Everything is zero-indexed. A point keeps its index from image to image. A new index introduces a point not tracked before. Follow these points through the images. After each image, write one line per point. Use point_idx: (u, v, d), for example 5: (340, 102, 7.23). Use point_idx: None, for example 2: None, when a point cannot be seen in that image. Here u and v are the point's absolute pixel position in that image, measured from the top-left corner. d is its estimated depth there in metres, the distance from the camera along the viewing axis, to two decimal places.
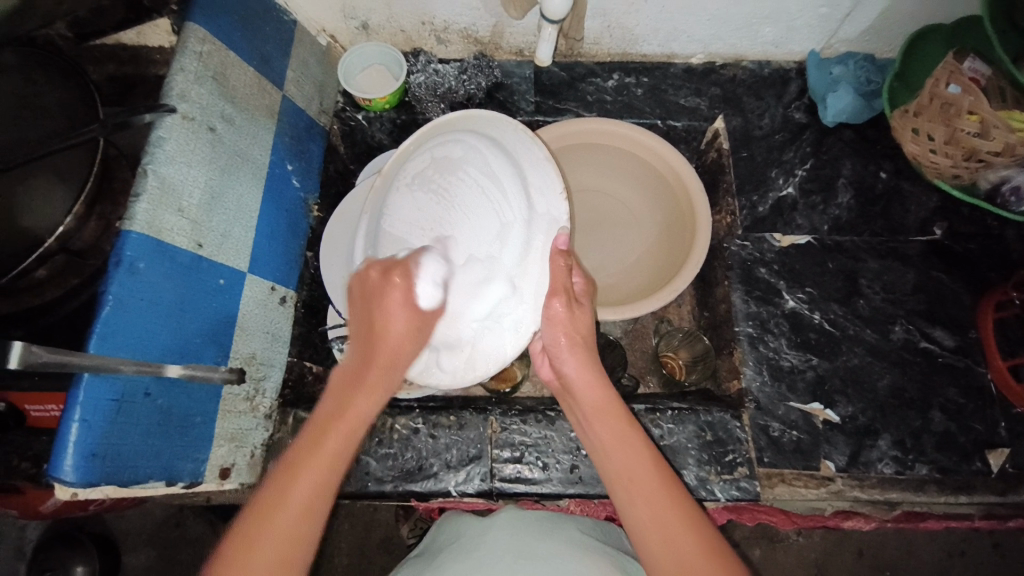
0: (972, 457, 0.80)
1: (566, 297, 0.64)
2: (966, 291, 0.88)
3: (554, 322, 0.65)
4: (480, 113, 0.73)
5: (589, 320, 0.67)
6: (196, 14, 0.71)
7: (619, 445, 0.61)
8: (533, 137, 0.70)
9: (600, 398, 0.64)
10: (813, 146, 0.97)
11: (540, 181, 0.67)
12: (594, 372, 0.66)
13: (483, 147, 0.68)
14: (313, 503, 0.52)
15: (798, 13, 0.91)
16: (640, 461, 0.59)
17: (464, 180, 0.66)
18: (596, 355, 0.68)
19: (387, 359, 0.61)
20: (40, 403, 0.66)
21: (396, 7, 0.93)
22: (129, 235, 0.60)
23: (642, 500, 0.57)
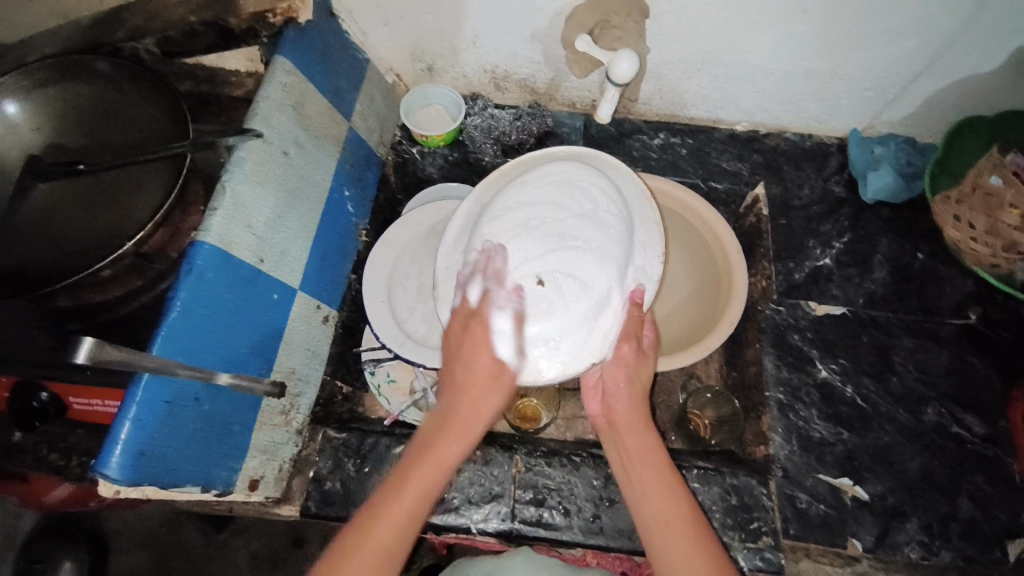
0: (993, 547, 0.78)
1: (634, 344, 0.69)
2: (998, 379, 0.87)
3: (619, 364, 0.69)
4: (607, 158, 0.77)
5: (650, 369, 0.71)
6: (284, 49, 0.78)
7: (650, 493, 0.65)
8: (647, 196, 0.74)
9: (640, 442, 0.68)
10: (851, 220, 1.00)
11: (643, 240, 0.71)
12: (635, 408, 0.69)
13: (603, 184, 0.71)
14: (396, 538, 0.60)
15: (842, 94, 0.95)
16: (679, 506, 0.64)
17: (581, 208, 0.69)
18: (644, 400, 0.71)
19: (468, 420, 0.66)
20: (86, 396, 0.67)
21: (461, 55, 0.98)
22: (201, 245, 0.63)
23: (677, 545, 0.61)
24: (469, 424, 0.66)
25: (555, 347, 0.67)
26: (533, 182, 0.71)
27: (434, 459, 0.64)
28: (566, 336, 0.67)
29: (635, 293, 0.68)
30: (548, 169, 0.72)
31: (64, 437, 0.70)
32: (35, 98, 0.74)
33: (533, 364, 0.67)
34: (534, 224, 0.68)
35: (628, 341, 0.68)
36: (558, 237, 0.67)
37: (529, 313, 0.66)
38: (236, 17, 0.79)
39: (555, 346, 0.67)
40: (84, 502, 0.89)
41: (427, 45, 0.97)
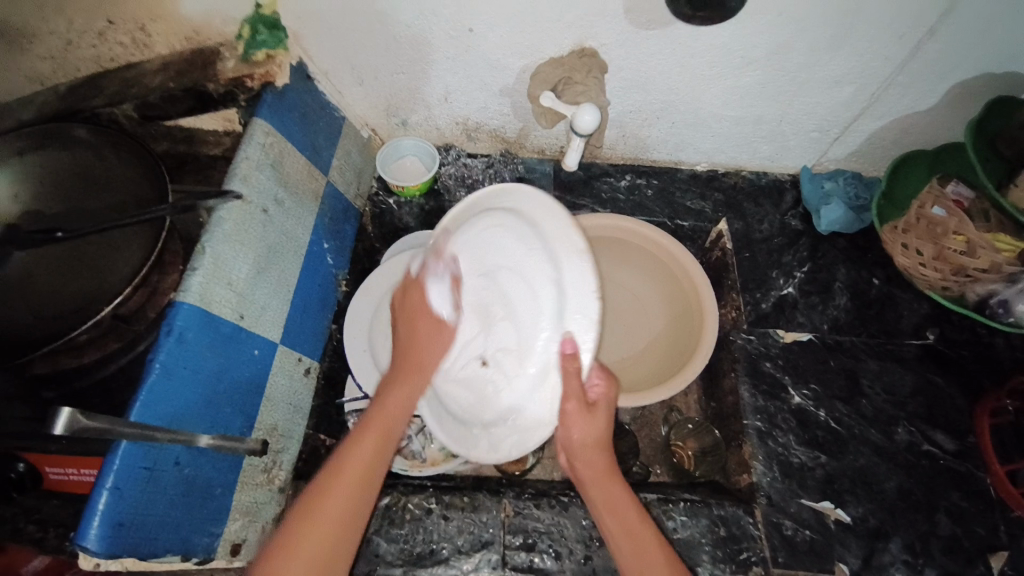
0: (976, 562, 0.81)
1: (580, 403, 0.65)
2: (960, 395, 0.92)
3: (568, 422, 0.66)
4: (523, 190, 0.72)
5: (604, 421, 0.68)
6: (263, 111, 0.80)
7: (632, 539, 0.65)
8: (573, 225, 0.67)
9: (615, 495, 0.68)
10: (809, 251, 1.06)
11: (572, 276, 0.65)
12: (603, 456, 0.69)
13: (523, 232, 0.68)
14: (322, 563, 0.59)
15: (791, 135, 1.03)
16: (631, 521, 0.66)
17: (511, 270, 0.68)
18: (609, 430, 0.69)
19: (388, 425, 0.68)
20: (60, 466, 0.66)
21: (434, 110, 1.03)
22: (182, 305, 0.64)
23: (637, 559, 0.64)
24: (388, 428, 0.68)
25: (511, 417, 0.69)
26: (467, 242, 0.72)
27: (347, 471, 0.63)
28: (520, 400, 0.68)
29: (566, 343, 0.64)
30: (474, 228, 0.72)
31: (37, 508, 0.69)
32: (14, 165, 0.75)
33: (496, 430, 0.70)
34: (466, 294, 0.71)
35: (574, 399, 0.65)
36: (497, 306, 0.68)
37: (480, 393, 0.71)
38: (214, 83, 0.84)
39: (513, 417, 0.69)
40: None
41: (401, 102, 1.02)
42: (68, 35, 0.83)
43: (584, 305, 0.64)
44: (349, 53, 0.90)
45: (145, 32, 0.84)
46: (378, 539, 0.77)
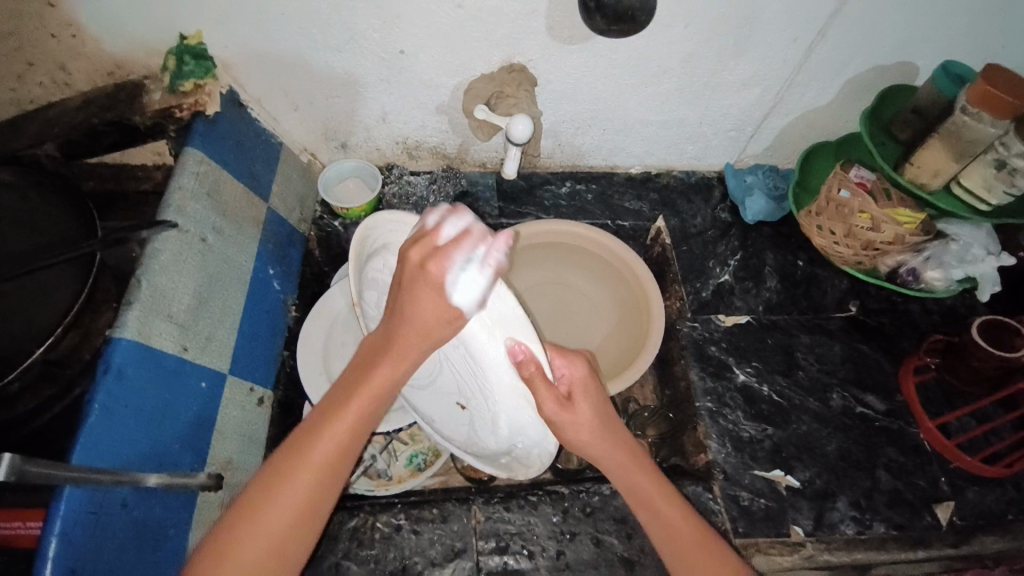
0: (922, 513, 0.87)
1: (558, 399, 0.63)
2: (885, 359, 1.01)
3: (576, 423, 0.66)
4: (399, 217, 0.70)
5: (590, 406, 0.68)
6: (194, 140, 0.80)
7: (651, 508, 0.69)
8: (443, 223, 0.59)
9: (631, 472, 0.69)
10: (740, 240, 1.13)
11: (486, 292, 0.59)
12: (606, 436, 0.69)
13: None
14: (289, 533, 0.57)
15: (712, 135, 1.11)
16: (652, 486, 0.69)
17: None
18: (606, 412, 0.70)
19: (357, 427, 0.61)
20: (8, 521, 0.66)
21: (374, 131, 1.04)
22: (119, 341, 0.62)
23: (666, 528, 0.68)
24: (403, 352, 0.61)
25: (519, 440, 0.67)
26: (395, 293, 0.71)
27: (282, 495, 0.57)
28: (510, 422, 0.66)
29: (514, 350, 0.59)
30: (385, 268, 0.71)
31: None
32: None
33: (517, 451, 0.69)
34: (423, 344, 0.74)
35: (547, 400, 0.62)
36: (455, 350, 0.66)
37: (477, 430, 0.73)
38: (141, 116, 0.82)
39: (519, 442, 0.68)
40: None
41: (339, 125, 1.02)
42: None
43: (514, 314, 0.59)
44: (282, 79, 0.91)
45: (66, 71, 0.83)
46: (348, 563, 0.75)
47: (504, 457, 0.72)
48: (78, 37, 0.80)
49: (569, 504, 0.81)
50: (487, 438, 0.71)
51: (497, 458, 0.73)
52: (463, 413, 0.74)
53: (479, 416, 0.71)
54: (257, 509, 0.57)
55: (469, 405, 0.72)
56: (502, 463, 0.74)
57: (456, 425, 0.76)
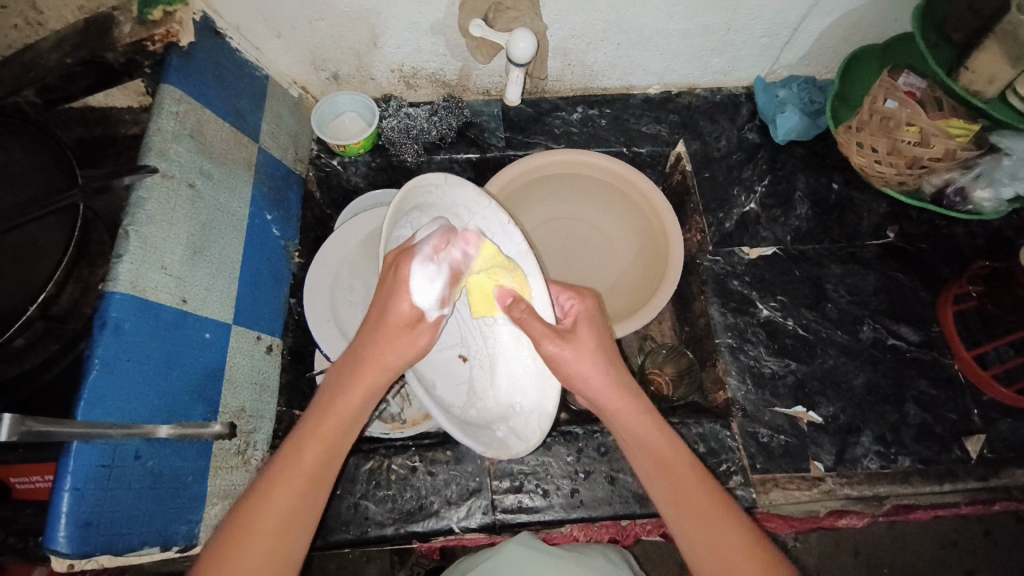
0: (951, 446, 0.85)
1: (558, 338, 0.56)
2: (923, 288, 0.94)
3: (580, 351, 0.59)
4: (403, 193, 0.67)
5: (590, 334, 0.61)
6: (170, 77, 0.74)
7: (648, 450, 0.61)
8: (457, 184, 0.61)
9: (637, 418, 0.62)
10: (768, 163, 1.04)
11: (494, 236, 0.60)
12: (618, 382, 0.61)
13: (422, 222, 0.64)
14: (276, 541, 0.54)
15: (740, 44, 0.98)
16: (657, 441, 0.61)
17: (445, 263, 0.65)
18: (620, 363, 0.63)
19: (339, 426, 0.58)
20: (25, 474, 0.71)
21: (365, 58, 0.96)
22: (113, 296, 0.60)
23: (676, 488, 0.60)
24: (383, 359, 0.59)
25: (517, 399, 0.62)
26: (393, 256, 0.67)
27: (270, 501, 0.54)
28: (514, 373, 0.62)
29: (502, 293, 0.56)
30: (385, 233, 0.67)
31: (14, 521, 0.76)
32: None
33: (515, 419, 0.64)
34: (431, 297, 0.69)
35: (545, 340, 0.56)
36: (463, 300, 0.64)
37: (475, 391, 0.67)
38: (113, 51, 0.76)
39: (518, 403, 0.63)
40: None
41: (327, 53, 0.94)
42: None
43: (514, 252, 0.58)
44: (256, 2, 0.82)
45: (36, 10, 0.77)
46: (366, 502, 0.77)
47: (500, 430, 0.65)
48: None
49: (584, 444, 0.81)
50: (487, 395, 0.65)
51: (490, 430, 0.67)
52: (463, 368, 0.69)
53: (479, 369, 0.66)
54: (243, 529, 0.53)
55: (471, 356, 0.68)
56: (496, 440, 0.67)
57: (459, 385, 0.70)
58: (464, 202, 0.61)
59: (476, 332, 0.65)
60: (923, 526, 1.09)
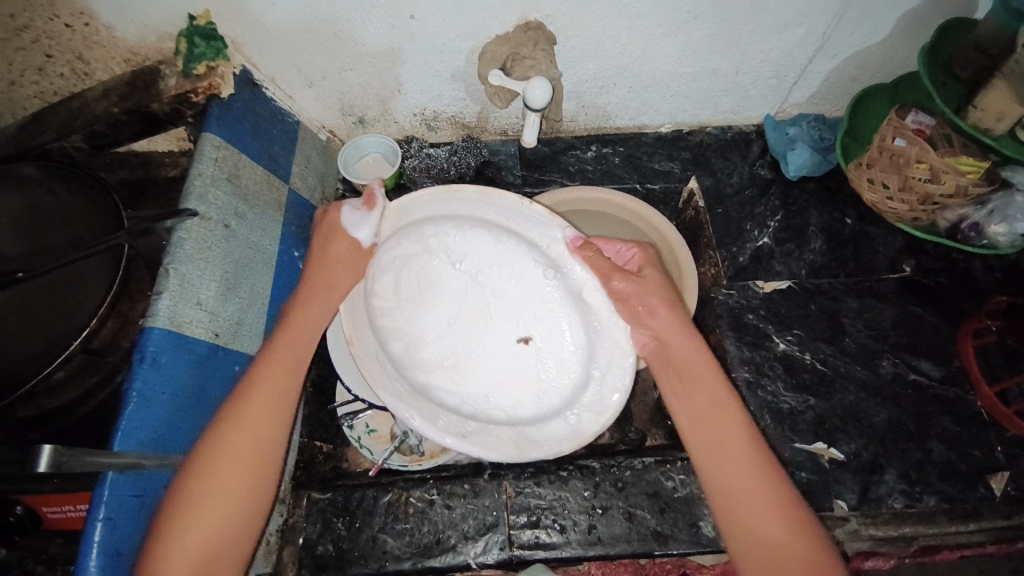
0: (976, 484, 0.82)
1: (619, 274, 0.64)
2: (942, 322, 0.93)
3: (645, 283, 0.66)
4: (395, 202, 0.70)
5: (655, 277, 0.67)
6: (211, 126, 0.79)
7: (695, 387, 0.65)
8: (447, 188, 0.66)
9: (688, 351, 0.66)
10: (780, 199, 1.06)
11: (499, 206, 0.65)
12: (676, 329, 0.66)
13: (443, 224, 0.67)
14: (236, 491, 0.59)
15: (750, 85, 1.02)
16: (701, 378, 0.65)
17: (462, 288, 0.69)
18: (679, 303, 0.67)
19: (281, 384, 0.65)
20: (57, 504, 0.73)
21: (389, 104, 1.01)
22: (152, 331, 0.64)
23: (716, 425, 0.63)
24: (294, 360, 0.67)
25: (591, 360, 0.66)
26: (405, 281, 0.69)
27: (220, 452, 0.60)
28: (592, 340, 0.65)
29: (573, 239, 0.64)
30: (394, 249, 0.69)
31: (45, 547, 0.80)
32: None
33: (584, 395, 0.66)
34: (460, 321, 0.70)
35: (615, 276, 0.63)
36: (519, 272, 0.67)
37: (540, 381, 0.68)
38: (159, 102, 0.82)
39: (596, 368, 0.65)
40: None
41: (354, 99, 1.00)
42: (10, 75, 0.84)
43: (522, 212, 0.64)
44: (292, 55, 0.88)
45: (84, 61, 0.84)
46: (384, 536, 0.78)
47: (569, 412, 0.67)
48: (92, 25, 0.79)
49: (601, 478, 0.81)
50: (566, 371, 0.67)
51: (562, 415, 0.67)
52: (529, 355, 0.69)
53: (547, 348, 0.68)
54: (198, 484, 0.58)
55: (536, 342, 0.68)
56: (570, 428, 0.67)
57: (530, 381, 0.69)
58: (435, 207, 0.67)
59: (535, 307, 0.68)
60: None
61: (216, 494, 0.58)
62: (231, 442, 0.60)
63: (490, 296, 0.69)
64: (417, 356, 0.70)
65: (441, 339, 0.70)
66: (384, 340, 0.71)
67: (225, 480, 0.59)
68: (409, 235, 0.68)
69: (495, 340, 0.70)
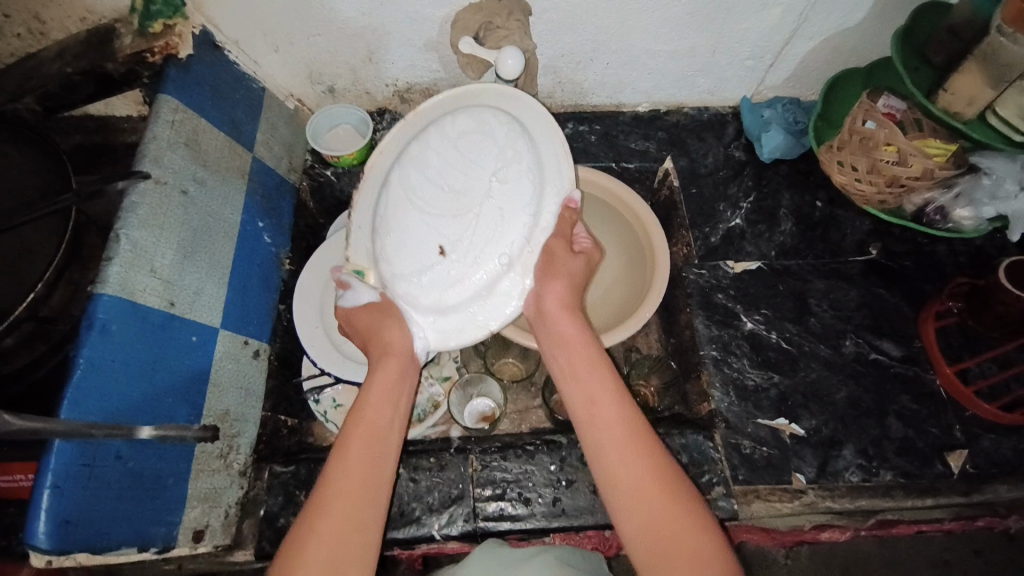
0: (933, 461, 0.85)
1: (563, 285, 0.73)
2: (905, 304, 0.95)
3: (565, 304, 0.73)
4: (498, 92, 0.73)
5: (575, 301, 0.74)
6: (168, 87, 0.76)
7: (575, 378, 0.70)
8: (563, 152, 0.72)
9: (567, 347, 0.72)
10: (753, 180, 1.06)
11: (551, 193, 0.73)
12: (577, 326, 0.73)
13: (519, 146, 0.72)
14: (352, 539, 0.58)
15: (725, 64, 1.01)
16: (587, 366, 0.70)
17: (481, 188, 0.73)
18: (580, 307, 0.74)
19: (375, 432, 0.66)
20: (9, 475, 0.72)
21: (360, 73, 0.98)
22: (101, 297, 0.62)
23: (603, 411, 0.66)
24: (375, 474, 0.63)
25: (441, 315, 0.73)
26: (450, 136, 0.73)
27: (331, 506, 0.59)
28: (453, 309, 0.73)
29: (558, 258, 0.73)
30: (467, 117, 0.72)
31: None
32: None
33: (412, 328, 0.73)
34: (443, 192, 0.73)
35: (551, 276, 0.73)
36: (494, 220, 0.73)
37: (415, 268, 0.73)
38: (113, 62, 0.78)
39: (435, 323, 0.73)
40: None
41: (323, 67, 0.96)
42: None
43: (547, 223, 0.73)
44: (257, 19, 0.85)
45: (40, 20, 0.80)
46: None
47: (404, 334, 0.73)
48: None
49: (567, 453, 0.81)
50: (420, 303, 0.73)
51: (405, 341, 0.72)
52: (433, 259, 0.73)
53: (440, 274, 0.73)
54: (314, 539, 0.57)
55: (450, 255, 0.73)
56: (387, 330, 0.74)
57: (411, 270, 0.73)
58: (530, 141, 0.73)
59: (475, 235, 0.73)
60: (909, 544, 1.08)
61: (334, 544, 0.57)
62: (339, 496, 0.60)
63: (480, 215, 0.73)
64: (401, 165, 0.73)
65: (427, 185, 0.73)
66: (415, 139, 0.73)
67: (337, 534, 0.57)
68: (518, 141, 0.72)
69: (427, 223, 0.73)
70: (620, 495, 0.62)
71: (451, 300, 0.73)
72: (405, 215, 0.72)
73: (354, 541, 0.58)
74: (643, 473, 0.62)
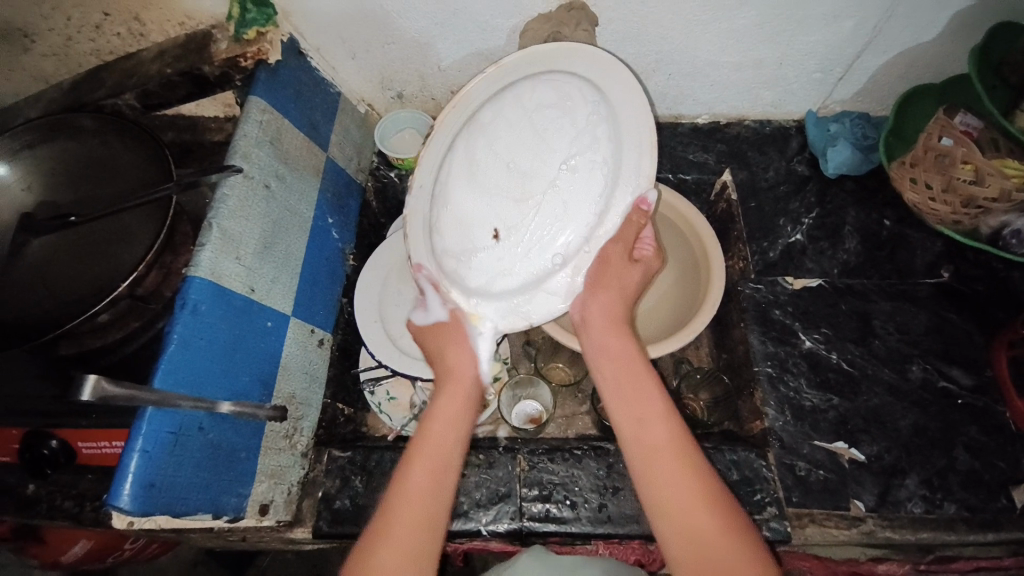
0: (997, 495, 0.80)
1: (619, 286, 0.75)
2: (977, 331, 0.90)
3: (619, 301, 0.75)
4: (594, 61, 0.71)
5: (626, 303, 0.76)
6: (257, 89, 0.82)
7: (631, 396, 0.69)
8: (651, 149, 0.70)
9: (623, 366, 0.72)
10: (817, 196, 1.04)
11: (627, 187, 0.72)
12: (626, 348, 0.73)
13: (602, 132, 0.72)
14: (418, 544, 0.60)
15: (792, 77, 1.00)
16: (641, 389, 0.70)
17: (550, 173, 0.74)
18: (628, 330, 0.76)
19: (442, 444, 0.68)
20: (93, 440, 0.73)
21: (428, 80, 1.02)
22: (193, 280, 0.67)
23: (655, 433, 0.65)
24: (439, 468, 0.66)
25: (488, 299, 0.75)
26: (530, 109, 0.74)
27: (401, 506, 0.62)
28: (498, 296, 0.75)
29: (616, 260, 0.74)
30: (551, 88, 0.73)
31: None
32: (25, 158, 0.78)
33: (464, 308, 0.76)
34: (511, 168, 0.75)
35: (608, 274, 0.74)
36: (560, 211, 0.74)
37: (470, 246, 0.75)
38: (209, 65, 0.85)
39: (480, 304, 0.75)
40: (101, 558, 1.06)
41: (394, 73, 1.01)
42: (66, 31, 0.87)
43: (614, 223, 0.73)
44: (337, 27, 0.90)
45: (140, 22, 0.86)
46: None
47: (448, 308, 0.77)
48: None
49: (614, 459, 0.82)
50: (470, 283, 0.75)
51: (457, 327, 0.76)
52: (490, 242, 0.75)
53: (492, 256, 0.75)
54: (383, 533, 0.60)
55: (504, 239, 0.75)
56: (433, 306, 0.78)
57: (466, 246, 0.76)
58: (614, 127, 0.72)
59: (534, 223, 0.74)
60: None
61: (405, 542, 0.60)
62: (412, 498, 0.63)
63: (544, 204, 0.74)
64: (471, 130, 0.75)
65: (495, 160, 0.75)
66: (487, 104, 0.75)
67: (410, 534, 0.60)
68: (599, 127, 0.72)
69: (488, 205, 0.75)
70: (674, 529, 0.60)
71: (496, 287, 0.75)
72: (471, 185, 0.76)
73: (418, 543, 0.60)
74: (694, 509, 0.60)
